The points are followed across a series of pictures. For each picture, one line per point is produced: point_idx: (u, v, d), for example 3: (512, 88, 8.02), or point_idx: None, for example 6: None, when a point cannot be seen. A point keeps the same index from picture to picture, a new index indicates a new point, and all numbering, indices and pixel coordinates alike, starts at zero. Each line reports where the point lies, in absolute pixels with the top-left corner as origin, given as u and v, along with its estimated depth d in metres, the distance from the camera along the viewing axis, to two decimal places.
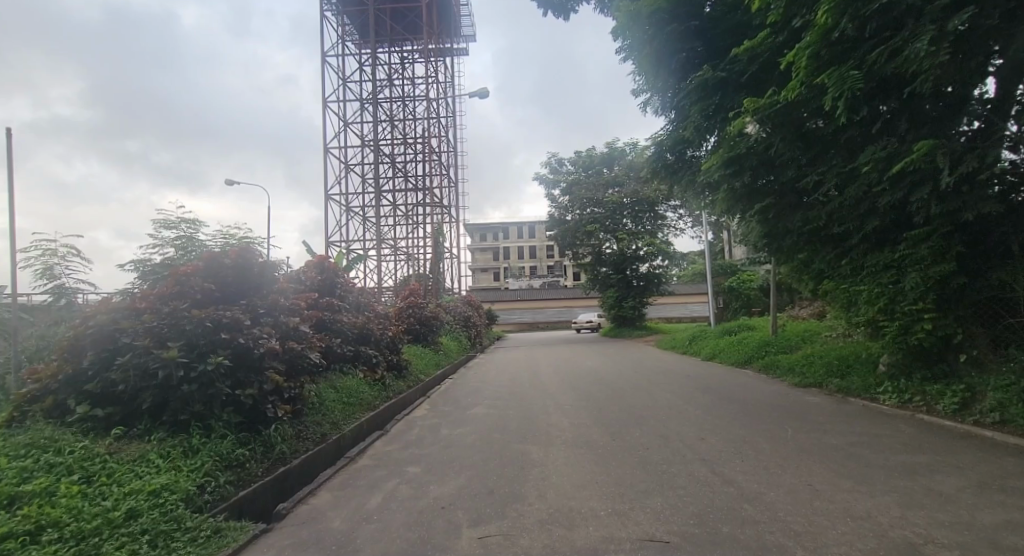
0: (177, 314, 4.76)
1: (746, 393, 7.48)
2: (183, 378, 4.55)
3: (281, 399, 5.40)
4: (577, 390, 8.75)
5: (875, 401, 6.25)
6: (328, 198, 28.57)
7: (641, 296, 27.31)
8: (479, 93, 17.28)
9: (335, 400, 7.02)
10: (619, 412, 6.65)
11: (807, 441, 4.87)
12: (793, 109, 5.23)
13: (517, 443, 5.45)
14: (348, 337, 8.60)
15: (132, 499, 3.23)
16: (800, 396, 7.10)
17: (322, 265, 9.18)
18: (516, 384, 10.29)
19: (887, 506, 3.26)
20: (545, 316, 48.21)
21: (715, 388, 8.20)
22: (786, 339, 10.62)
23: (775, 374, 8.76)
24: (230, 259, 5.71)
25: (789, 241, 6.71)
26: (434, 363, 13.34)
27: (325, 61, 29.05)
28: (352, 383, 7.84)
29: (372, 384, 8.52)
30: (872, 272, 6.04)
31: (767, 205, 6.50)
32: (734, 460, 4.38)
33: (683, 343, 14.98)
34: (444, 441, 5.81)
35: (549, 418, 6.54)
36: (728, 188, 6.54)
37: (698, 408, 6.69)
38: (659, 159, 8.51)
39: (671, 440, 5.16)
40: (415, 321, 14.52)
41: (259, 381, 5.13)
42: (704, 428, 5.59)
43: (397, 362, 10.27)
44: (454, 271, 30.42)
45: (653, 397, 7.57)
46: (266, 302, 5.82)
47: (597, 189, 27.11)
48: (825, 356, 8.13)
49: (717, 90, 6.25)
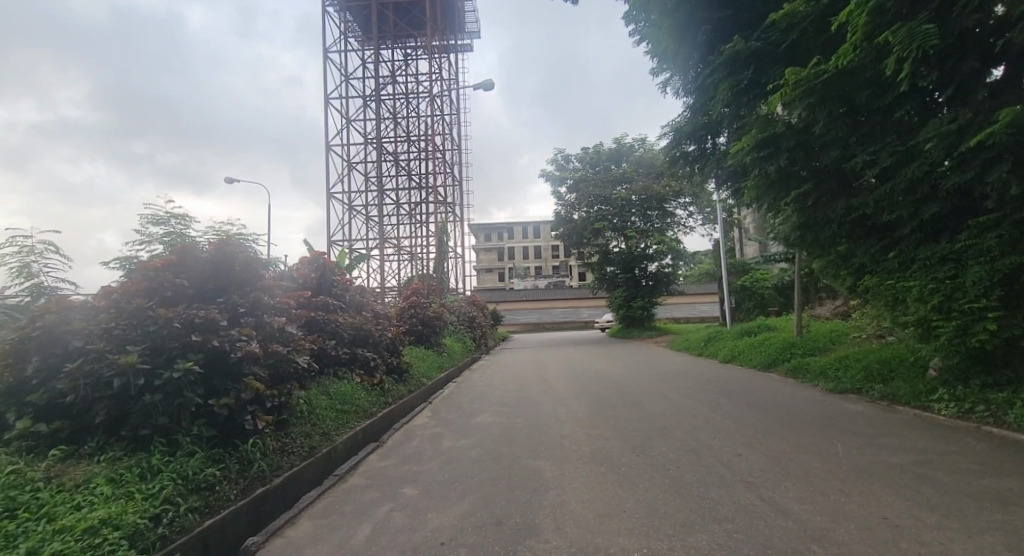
0: (141, 314, 4.20)
1: (776, 399, 6.85)
2: (145, 388, 4.01)
3: (262, 409, 4.81)
4: (591, 396, 8.12)
5: (927, 410, 5.59)
6: (330, 197, 28.09)
7: (650, 296, 26.63)
8: (483, 85, 16.70)
9: (328, 408, 6.45)
10: (640, 422, 6.03)
11: (864, 458, 4.23)
12: (841, 79, 4.58)
13: (527, 459, 4.84)
14: (344, 339, 8.02)
15: (60, 539, 2.63)
16: (837, 403, 6.44)
17: (316, 261, 8.61)
18: (523, 389, 9.66)
19: (996, 550, 2.59)
20: (551, 316, 47.55)
21: (741, 393, 7.53)
22: (813, 340, 9.94)
23: (805, 378, 8.10)
24: (210, 252, 5.16)
25: (827, 232, 6.05)
26: (437, 365, 12.73)
27: (327, 57, 28.52)
28: (347, 389, 7.26)
29: (369, 390, 7.94)
30: (925, 266, 5.40)
31: (804, 192, 5.80)
32: (784, 484, 3.74)
33: (698, 345, 14.32)
34: (446, 456, 5.21)
35: (562, 429, 5.92)
36: (759, 174, 5.89)
37: (727, 416, 6.04)
38: (678, 147, 7.89)
39: (704, 457, 4.53)
40: (418, 322, 13.93)
41: (236, 389, 4.55)
42: (738, 441, 4.97)
43: (396, 365, 9.68)
44: (459, 271, 29.88)
45: (674, 404, 6.94)
46: (249, 300, 5.26)
47: (605, 186, 26.37)
48: (860, 359, 7.48)
49: (749, 64, 5.61)
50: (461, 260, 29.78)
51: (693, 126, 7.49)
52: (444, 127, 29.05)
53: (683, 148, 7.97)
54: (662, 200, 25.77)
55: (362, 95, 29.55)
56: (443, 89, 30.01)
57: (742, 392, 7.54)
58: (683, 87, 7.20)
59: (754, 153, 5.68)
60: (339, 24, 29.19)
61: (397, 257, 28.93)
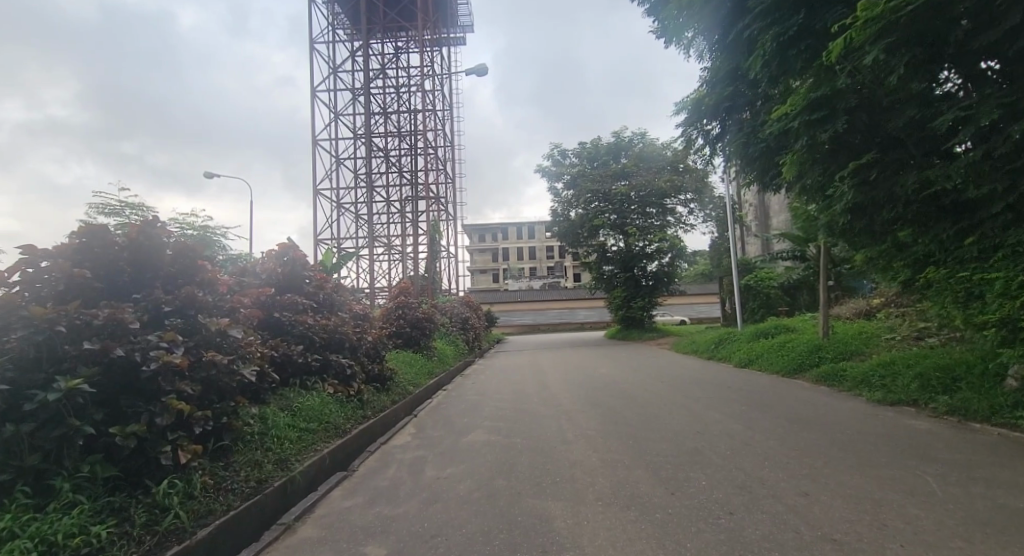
0: (10, 316, 3.14)
1: (820, 413, 5.84)
2: (9, 417, 2.95)
3: (189, 436, 3.75)
4: (600, 407, 7.11)
5: (1015, 429, 4.58)
6: (318, 193, 27.01)
7: (650, 296, 25.64)
8: (476, 71, 15.66)
9: (288, 429, 5.35)
10: (666, 443, 4.99)
11: (980, 503, 3.17)
12: (930, 12, 3.59)
13: (531, 499, 3.79)
14: (314, 344, 6.94)
15: None
16: (895, 417, 5.43)
17: (285, 254, 7.54)
18: (520, 398, 8.61)
19: None
20: (547, 318, 46.43)
21: (774, 404, 6.52)
22: (843, 342, 8.94)
23: (845, 387, 7.08)
24: (127, 236, 4.11)
25: (887, 214, 5.05)
26: (427, 370, 11.71)
27: (314, 48, 27.43)
28: (315, 403, 6.17)
29: (344, 403, 6.84)
30: (1014, 253, 4.38)
31: (865, 163, 4.75)
32: (892, 547, 2.69)
33: (708, 347, 13.29)
34: (430, 492, 4.14)
35: (571, 455, 4.88)
36: (810, 142, 4.91)
37: (770, 436, 5.01)
38: (700, 122, 7.05)
39: (761, 497, 3.49)
40: (406, 324, 12.85)
41: (149, 412, 3.48)
42: (796, 471, 3.95)
43: (378, 373, 8.58)
44: (451, 271, 28.78)
45: (700, 420, 5.90)
46: (180, 295, 4.20)
47: (603, 181, 25.39)
48: (911, 365, 6.48)
49: (798, 8, 4.62)
50: (454, 260, 28.71)
51: (718, 98, 6.57)
52: (436, 122, 27.96)
53: (704, 123, 7.12)
54: (663, 197, 24.78)
55: (351, 89, 28.50)
56: (435, 83, 28.91)
57: (775, 403, 6.53)
58: (708, 48, 6.23)
59: (806, 114, 4.72)
60: (327, 15, 28.12)
61: (387, 257, 27.88)
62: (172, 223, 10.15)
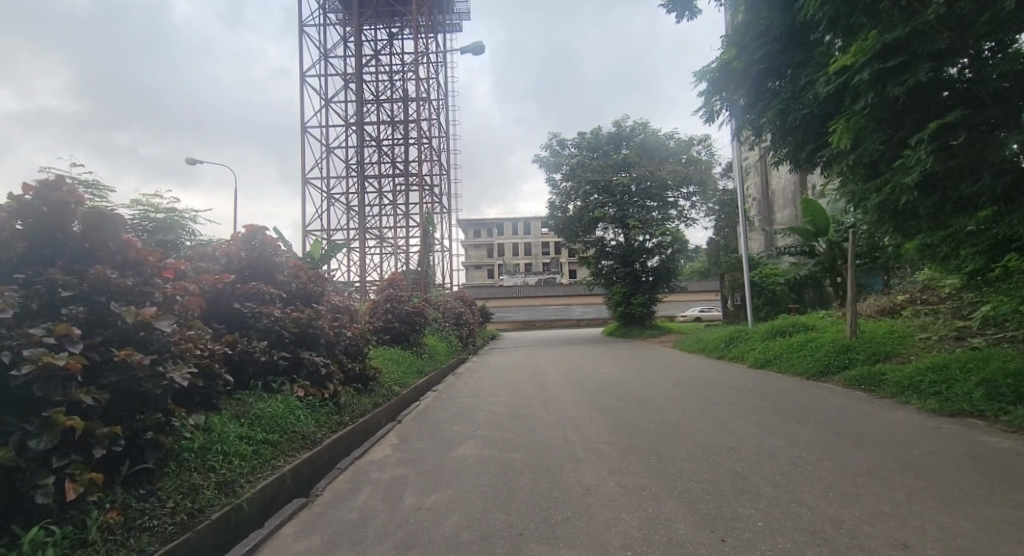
0: None
1: (870, 425, 5.01)
2: None
3: (84, 461, 2.81)
4: (610, 415, 6.23)
5: None
6: (307, 182, 26.03)
7: (651, 293, 24.89)
8: (472, 50, 14.72)
9: (241, 443, 4.44)
10: (698, 463, 4.13)
11: None
12: None
13: (537, 545, 2.89)
14: (280, 340, 6.03)
15: None
16: (967, 432, 4.58)
17: (253, 239, 6.57)
18: (518, 403, 7.70)
19: None
20: (542, 314, 45.61)
21: (814, 413, 5.65)
22: (876, 341, 8.12)
23: (887, 394, 6.24)
24: (16, 196, 3.17)
25: (967, 188, 4.22)
26: (416, 368, 10.81)
27: (304, 31, 26.45)
28: (278, 409, 5.24)
29: (316, 408, 5.91)
30: None
31: (948, 124, 3.94)
32: None
33: (717, 346, 12.46)
34: (406, 532, 3.22)
35: (583, 478, 4.00)
36: (878, 98, 4.14)
37: (824, 455, 4.16)
38: (727, 91, 6.29)
39: (849, 550, 2.60)
40: (394, 318, 11.92)
41: (20, 432, 2.53)
42: (876, 511, 3.09)
43: (358, 373, 7.68)
44: (446, 264, 27.85)
45: (730, 432, 5.06)
46: (87, 276, 3.26)
47: (604, 171, 24.48)
48: (970, 371, 5.65)
49: None
50: (448, 254, 27.77)
51: (750, 61, 5.86)
52: (431, 111, 27.00)
53: (731, 91, 6.29)
54: (665, 189, 23.93)
55: (342, 74, 27.53)
56: (430, 71, 27.92)
57: (814, 412, 5.67)
58: None
59: (878, 62, 3.98)
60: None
61: (379, 249, 26.90)
62: (136, 205, 9.21)
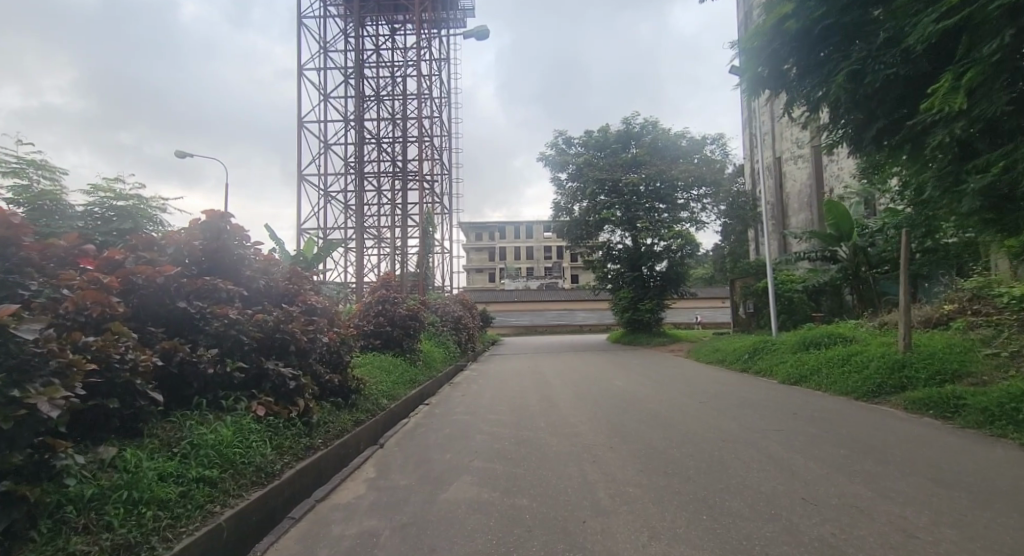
0: None
1: (976, 467, 3.92)
2: None
3: None
4: (633, 445, 5.14)
5: None
6: (302, 179, 25.11)
7: (657, 298, 23.85)
8: (478, 35, 13.68)
9: (163, 483, 3.35)
10: (771, 527, 3.04)
11: None
12: None
13: None
14: (236, 348, 4.99)
15: None
16: None
17: (215, 228, 5.47)
18: (521, 424, 6.63)
19: None
20: (545, 318, 44.54)
21: (891, 448, 4.55)
22: (937, 355, 7.02)
23: (972, 422, 5.15)
24: None
25: None
26: (408, 377, 9.75)
27: (303, 23, 25.58)
28: (223, 433, 4.17)
29: (277, 430, 4.85)
30: None
31: None
32: None
33: (740, 358, 11.35)
34: None
35: (615, 546, 2.92)
36: None
37: (944, 515, 3.07)
38: (778, 59, 5.25)
39: None
40: (386, 321, 10.87)
41: None
42: None
43: (338, 386, 6.63)
44: (446, 266, 26.81)
45: (793, 474, 3.98)
46: None
47: (613, 171, 23.44)
48: None
49: None
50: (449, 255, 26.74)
51: (810, 20, 4.83)
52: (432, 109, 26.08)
53: (783, 59, 5.25)
54: (674, 190, 22.95)
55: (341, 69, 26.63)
56: (432, 67, 26.97)
57: (891, 448, 4.57)
58: None
59: None
60: None
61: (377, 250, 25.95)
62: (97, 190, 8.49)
